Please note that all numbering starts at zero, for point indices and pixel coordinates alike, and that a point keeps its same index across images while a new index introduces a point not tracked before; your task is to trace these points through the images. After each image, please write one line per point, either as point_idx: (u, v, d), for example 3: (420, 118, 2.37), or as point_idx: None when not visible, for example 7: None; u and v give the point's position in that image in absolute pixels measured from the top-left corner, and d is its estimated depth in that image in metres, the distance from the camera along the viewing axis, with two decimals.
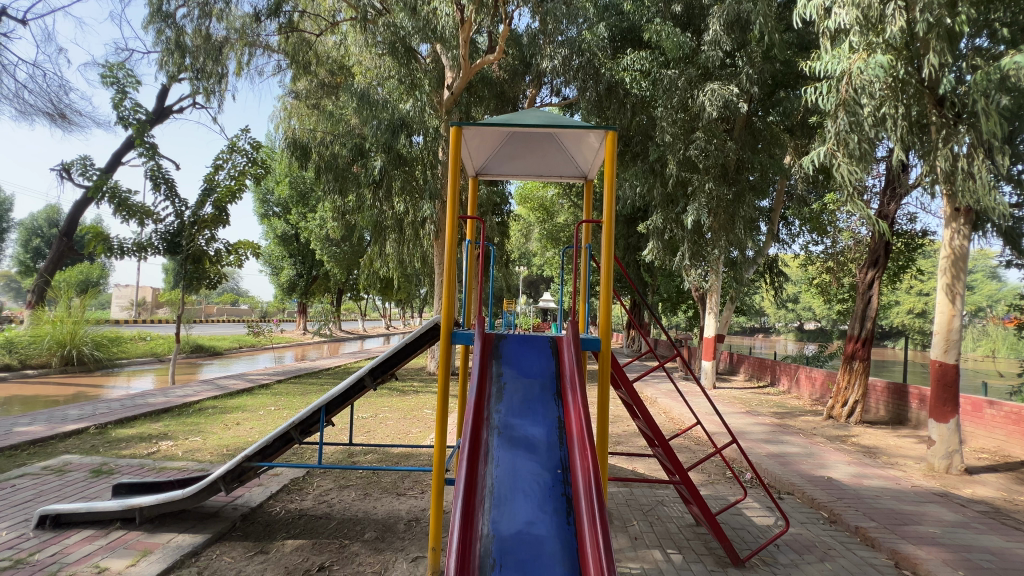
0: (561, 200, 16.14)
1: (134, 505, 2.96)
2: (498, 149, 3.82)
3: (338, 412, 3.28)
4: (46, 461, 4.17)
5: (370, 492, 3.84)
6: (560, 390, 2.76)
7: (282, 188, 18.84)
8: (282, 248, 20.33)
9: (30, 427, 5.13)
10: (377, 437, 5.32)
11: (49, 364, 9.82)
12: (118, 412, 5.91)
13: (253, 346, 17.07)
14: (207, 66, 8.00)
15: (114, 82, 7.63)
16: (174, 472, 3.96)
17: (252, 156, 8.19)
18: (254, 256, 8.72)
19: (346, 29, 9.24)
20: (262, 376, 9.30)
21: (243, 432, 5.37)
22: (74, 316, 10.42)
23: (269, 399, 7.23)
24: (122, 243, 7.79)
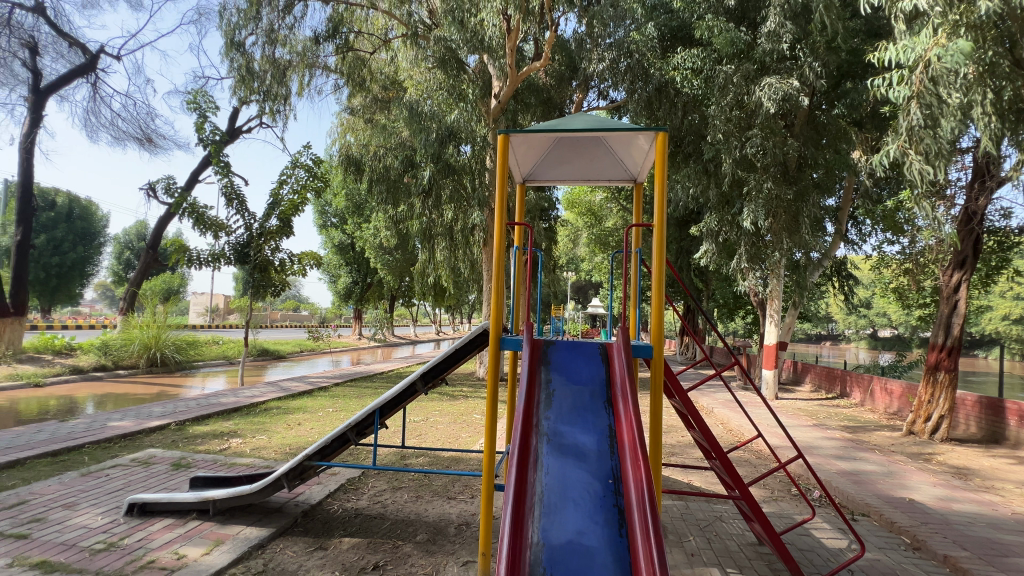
0: (611, 203, 15.88)
1: (208, 497, 3.17)
2: (545, 155, 3.82)
3: (391, 415, 3.37)
4: (134, 454, 4.58)
5: (422, 494, 3.92)
6: (611, 397, 2.71)
7: (339, 200, 19.77)
8: (339, 257, 21.35)
9: (122, 422, 5.66)
10: (428, 440, 5.44)
11: (137, 365, 10.82)
12: (195, 410, 6.40)
13: (314, 350, 17.98)
14: (273, 88, 8.57)
15: (196, 107, 8.35)
16: (243, 468, 4.23)
17: (313, 171, 8.67)
18: (315, 266, 9.22)
19: (398, 45, 9.60)
20: (321, 379, 9.76)
21: (303, 432, 5.66)
22: (158, 321, 11.42)
23: (327, 401, 7.57)
24: (200, 254, 8.45)
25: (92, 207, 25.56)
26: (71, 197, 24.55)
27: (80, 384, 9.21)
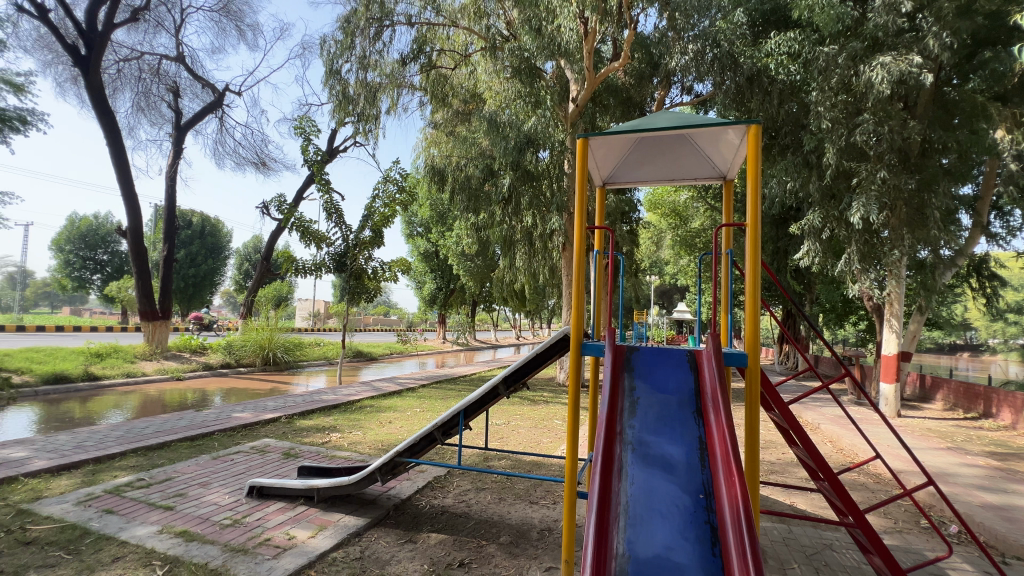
0: (697, 203, 15.07)
1: (313, 485, 3.47)
2: (627, 156, 3.73)
3: (475, 416, 3.46)
4: (253, 442, 5.15)
5: (505, 496, 3.97)
6: (701, 408, 2.56)
7: (425, 210, 20.82)
8: (425, 265, 22.48)
9: (243, 413, 6.42)
10: (510, 444, 5.51)
11: (254, 363, 12.20)
12: (301, 405, 7.06)
13: (402, 353, 19.03)
14: (365, 110, 9.28)
15: (302, 132, 9.28)
16: (341, 461, 4.58)
17: (401, 185, 9.23)
18: (404, 273, 9.78)
19: (477, 59, 9.93)
20: (409, 381, 10.29)
21: (394, 430, 6.00)
22: (270, 324, 12.78)
23: (415, 401, 7.97)
24: (305, 263, 9.34)
25: (220, 225, 29.43)
26: (204, 217, 28.48)
27: (211, 379, 10.58)
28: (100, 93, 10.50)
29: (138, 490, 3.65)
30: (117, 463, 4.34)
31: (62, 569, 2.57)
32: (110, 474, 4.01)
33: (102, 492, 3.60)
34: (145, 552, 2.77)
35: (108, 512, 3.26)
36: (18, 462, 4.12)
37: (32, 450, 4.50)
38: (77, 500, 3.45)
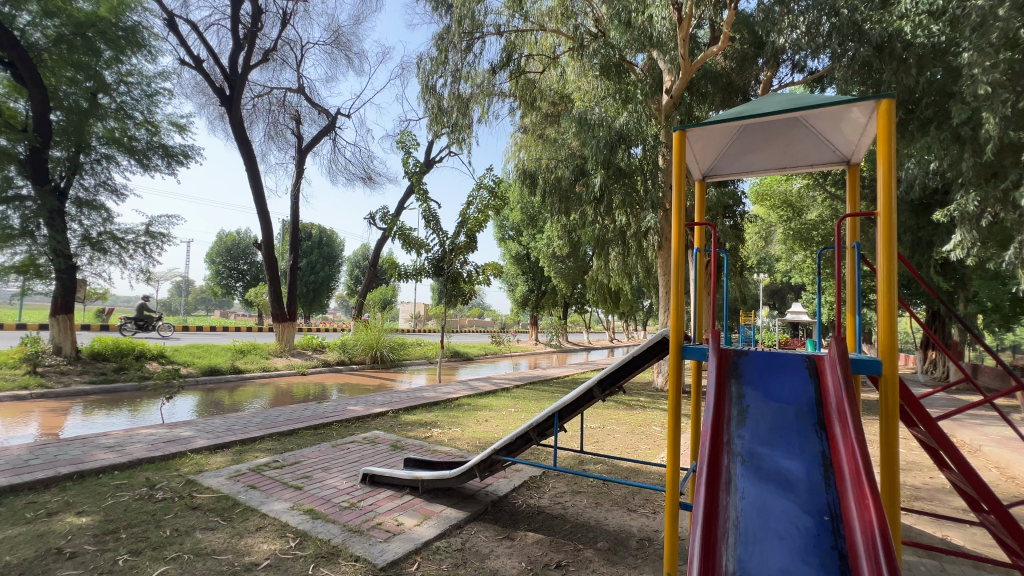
0: (813, 191, 13.55)
1: (418, 476, 3.69)
2: (729, 146, 3.48)
3: (570, 418, 3.44)
4: (365, 433, 5.63)
5: (601, 501, 3.90)
6: (823, 420, 2.29)
7: (516, 213, 21.21)
8: (516, 267, 22.90)
9: (357, 407, 7.04)
10: (606, 448, 5.39)
11: (364, 361, 13.34)
12: (406, 401, 7.57)
13: (496, 353, 19.55)
14: (459, 120, 9.74)
15: (403, 146, 9.97)
16: (443, 455, 4.83)
17: (493, 190, 9.51)
18: (497, 275, 10.05)
19: (566, 60, 9.91)
20: (503, 381, 10.53)
21: (490, 428, 6.19)
22: (378, 325, 13.89)
23: (510, 401, 8.15)
24: (407, 268, 10.01)
25: (334, 236, 32.68)
26: (321, 229, 31.83)
27: (329, 374, 11.76)
28: (239, 126, 12.21)
29: (274, 470, 4.18)
30: (257, 445, 5.00)
31: (219, 532, 3.02)
32: (252, 454, 4.63)
33: (247, 469, 4.17)
34: (281, 525, 3.16)
35: (252, 487, 3.76)
36: (186, 440, 4.93)
37: (195, 430, 5.36)
38: (229, 475, 4.03)
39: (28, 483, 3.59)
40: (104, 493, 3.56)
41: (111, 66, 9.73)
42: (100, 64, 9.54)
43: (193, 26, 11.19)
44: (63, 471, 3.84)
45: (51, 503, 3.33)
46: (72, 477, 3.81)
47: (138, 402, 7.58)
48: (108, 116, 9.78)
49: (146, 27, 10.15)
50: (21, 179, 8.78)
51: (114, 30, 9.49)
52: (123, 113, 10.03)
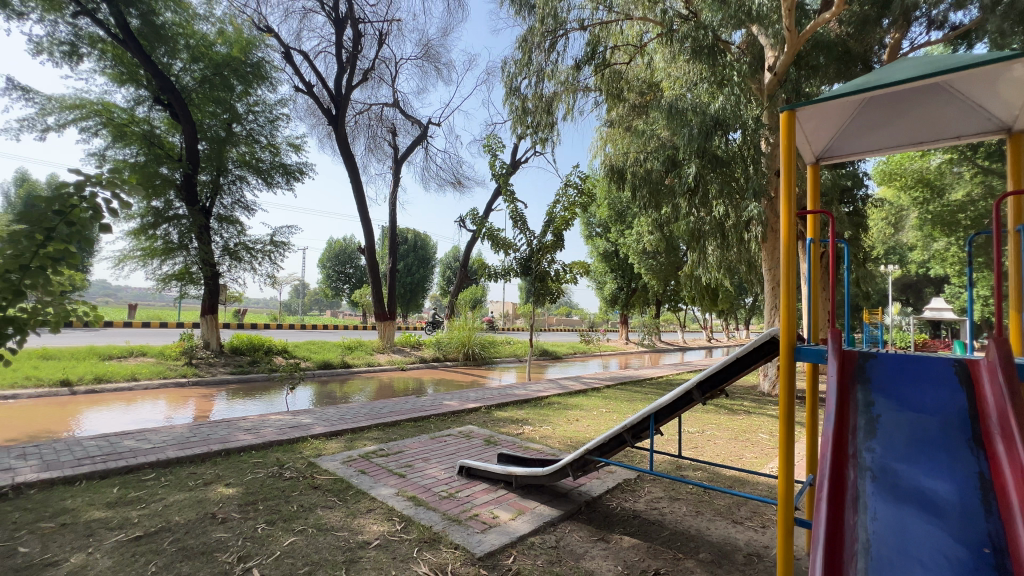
0: (958, 167, 11.57)
1: (511, 472, 3.77)
2: (849, 122, 3.09)
3: (667, 421, 3.30)
4: (460, 428, 5.89)
5: (702, 510, 3.68)
6: (980, 437, 1.93)
7: (603, 210, 20.80)
8: (604, 264, 22.44)
9: (451, 402, 7.38)
10: (706, 454, 5.08)
11: (457, 358, 13.93)
12: (497, 398, 7.78)
13: (585, 352, 19.31)
14: (543, 120, 9.81)
15: (490, 149, 10.23)
16: (535, 452, 4.89)
17: (580, 187, 9.40)
18: (585, 274, 9.92)
19: (654, 46, 9.50)
20: (593, 380, 10.37)
21: (581, 428, 6.14)
22: (469, 324, 14.42)
23: (601, 401, 8.01)
24: (496, 269, 10.25)
25: (427, 239, 34.55)
26: (416, 233, 33.81)
27: (426, 370, 12.46)
28: (344, 142, 13.37)
29: (381, 458, 4.53)
30: (365, 434, 5.45)
31: (336, 511, 3.34)
32: (362, 442, 5.06)
33: (357, 456, 4.56)
34: (388, 509, 3.41)
35: (362, 472, 4.11)
36: (307, 427, 5.52)
37: (314, 418, 5.98)
38: (343, 459, 4.44)
39: (188, 456, 4.26)
40: (245, 469, 4.10)
41: (242, 98, 11.20)
42: (233, 97, 11.01)
43: (305, 56, 12.49)
44: (214, 448, 4.50)
45: (205, 475, 3.92)
46: (221, 453, 4.45)
47: (268, 391, 8.63)
48: (240, 143, 11.29)
49: (268, 62, 11.58)
50: (179, 203, 10.38)
51: (242, 66, 10.97)
52: (251, 138, 11.51)
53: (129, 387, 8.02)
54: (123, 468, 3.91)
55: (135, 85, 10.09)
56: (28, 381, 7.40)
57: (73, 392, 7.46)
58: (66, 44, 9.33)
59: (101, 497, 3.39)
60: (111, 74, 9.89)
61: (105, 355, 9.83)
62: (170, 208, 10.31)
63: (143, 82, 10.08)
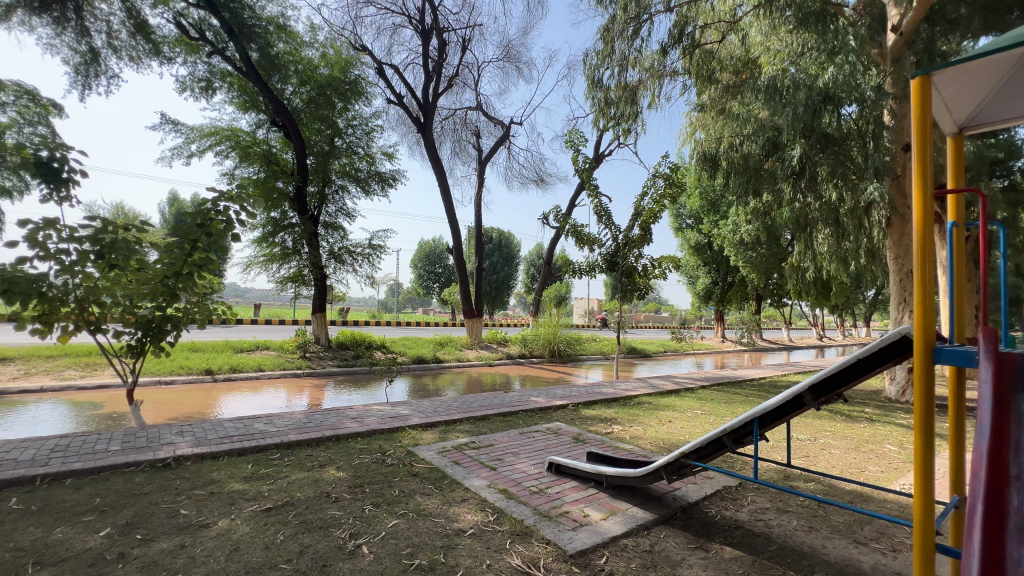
0: None
1: (601, 471, 3.70)
2: (1003, 83, 2.59)
3: (774, 426, 3.03)
4: (548, 424, 5.93)
5: (817, 526, 3.34)
6: None
7: (693, 200, 19.69)
8: (697, 258, 21.22)
9: (539, 398, 7.44)
10: (820, 465, 4.60)
11: (543, 355, 14.01)
12: (584, 395, 7.70)
13: (676, 351, 18.41)
14: (627, 110, 9.51)
15: (572, 144, 10.14)
16: (625, 453, 4.77)
17: (670, 177, 8.97)
18: (675, 268, 9.45)
19: (750, 20, 8.77)
20: (686, 380, 9.85)
21: (675, 430, 5.86)
22: (554, 321, 14.45)
23: (695, 402, 7.60)
24: (580, 265, 10.14)
25: (511, 238, 35.18)
26: (501, 233, 34.56)
27: (512, 366, 12.71)
28: (432, 148, 14.03)
29: (473, 450, 4.70)
30: (458, 427, 5.69)
31: (433, 498, 3.53)
32: (455, 434, 5.29)
33: (451, 447, 4.78)
34: (481, 500, 3.53)
35: (456, 463, 4.30)
36: (405, 418, 5.89)
37: (411, 410, 6.36)
38: (438, 450, 4.69)
39: (306, 439, 4.75)
40: (353, 454, 4.49)
41: (342, 114, 12.24)
42: (335, 113, 12.05)
43: (396, 69, 13.31)
44: (326, 433, 4.98)
45: (320, 457, 4.35)
46: (332, 439, 4.91)
47: (370, 383, 9.36)
48: (342, 155, 12.32)
49: (364, 78, 12.53)
50: (292, 212, 11.59)
51: (342, 85, 11.98)
52: (351, 150, 12.53)
53: (257, 376, 9.15)
54: (254, 447, 4.47)
55: (256, 111, 11.43)
56: (182, 369, 8.75)
57: (214, 380, 8.67)
58: (203, 80, 10.86)
59: (238, 472, 3.90)
60: (237, 103, 11.31)
61: (237, 348, 11.30)
62: (286, 218, 11.56)
63: (262, 107, 11.38)
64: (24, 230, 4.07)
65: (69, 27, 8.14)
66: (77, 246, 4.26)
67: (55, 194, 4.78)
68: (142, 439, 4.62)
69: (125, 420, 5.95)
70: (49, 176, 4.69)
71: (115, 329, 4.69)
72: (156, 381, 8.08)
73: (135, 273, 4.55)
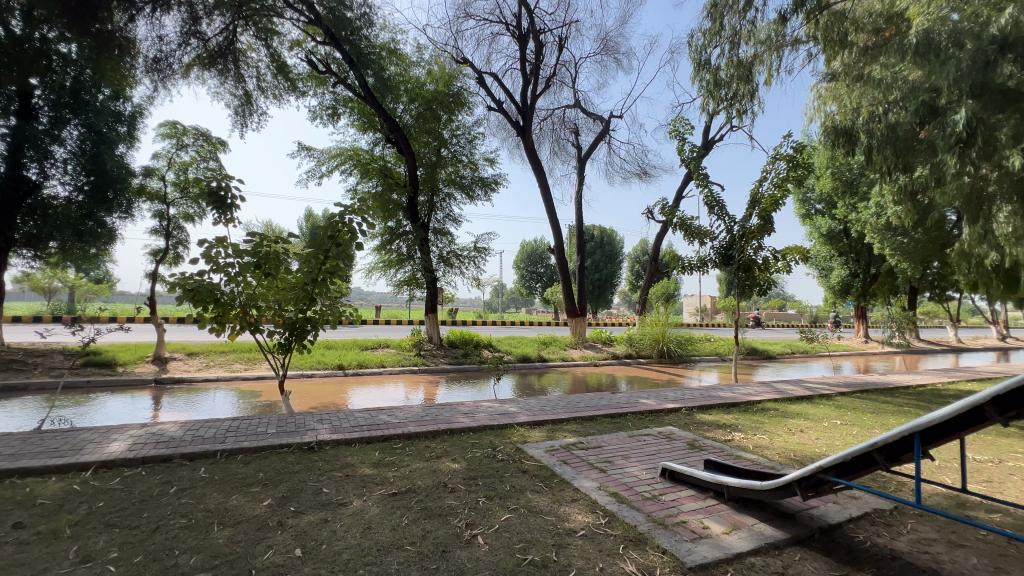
0: None
1: (721, 481, 3.42)
2: None
3: (941, 443, 2.54)
4: (660, 428, 5.66)
5: (1007, 568, 2.74)
6: None
7: (825, 182, 17.39)
8: (829, 247, 18.76)
9: (648, 400, 7.14)
10: (1006, 493, 3.78)
11: (651, 355, 13.44)
12: (699, 399, 7.22)
13: (807, 352, 16.45)
14: (740, 89, 8.79)
15: (677, 133, 9.56)
16: (749, 463, 4.37)
17: (795, 159, 8.04)
18: (802, 260, 8.44)
19: None
20: (820, 386, 8.76)
21: (808, 441, 5.24)
22: (662, 320, 13.77)
23: (833, 411, 6.71)
24: (690, 260, 9.53)
25: (614, 235, 34.36)
26: (602, 231, 33.86)
27: (619, 367, 12.36)
28: (532, 150, 14.20)
29: (581, 450, 4.67)
30: (565, 426, 5.69)
31: (543, 496, 3.57)
32: (563, 434, 5.30)
33: (559, 446, 4.80)
34: (591, 501, 3.49)
35: (565, 463, 4.30)
36: (513, 415, 6.04)
37: (519, 408, 6.51)
38: (546, 448, 4.73)
39: (424, 432, 5.10)
40: (466, 448, 4.72)
41: (447, 125, 12.97)
42: (441, 125, 12.83)
43: (495, 76, 13.70)
44: (441, 426, 5.31)
45: (437, 449, 4.64)
46: (447, 432, 5.21)
47: (479, 380, 9.77)
48: (447, 164, 13.04)
49: (466, 89, 13.13)
50: (406, 221, 12.56)
51: (447, 98, 12.68)
52: (456, 159, 13.22)
53: (380, 372, 10.07)
54: (381, 437, 4.91)
55: (374, 130, 12.59)
56: (320, 364, 9.96)
57: (345, 374, 9.73)
58: (330, 108, 12.23)
59: (368, 458, 4.32)
60: (357, 125, 12.55)
61: (363, 346, 12.54)
62: (400, 226, 12.55)
63: (378, 126, 12.51)
64: (203, 248, 4.94)
65: (229, 76, 9.70)
66: (240, 259, 5.06)
67: (223, 217, 5.73)
68: (292, 424, 5.35)
69: (279, 407, 6.94)
70: (219, 203, 5.63)
71: (269, 329, 5.46)
72: (300, 373, 9.31)
73: (281, 281, 5.26)
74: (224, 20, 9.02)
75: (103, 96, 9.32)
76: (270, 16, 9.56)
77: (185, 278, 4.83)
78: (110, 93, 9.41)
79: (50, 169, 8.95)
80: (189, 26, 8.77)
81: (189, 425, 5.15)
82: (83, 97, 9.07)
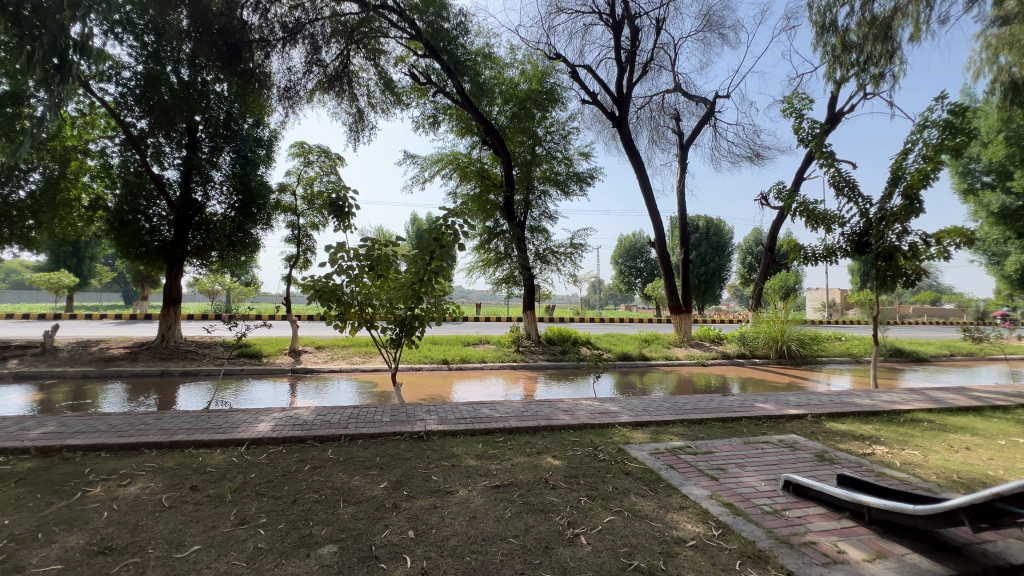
0: None
1: (860, 500, 2.95)
2: None
3: None
4: (781, 436, 5.11)
5: None
6: None
7: (996, 149, 14.00)
8: (1003, 228, 15.52)
9: (766, 405, 6.50)
10: None
11: (768, 355, 12.25)
12: (828, 406, 6.40)
13: (972, 355, 13.80)
14: (875, 50, 7.67)
15: (793, 110, 8.53)
16: (895, 483, 3.77)
17: (952, 125, 6.77)
18: (965, 244, 7.06)
19: None
20: (993, 395, 7.26)
21: (977, 460, 4.37)
22: (781, 316, 12.46)
23: (1013, 427, 5.51)
24: (814, 250, 8.48)
25: (722, 224, 31.99)
26: (708, 221, 31.59)
27: (731, 367, 11.45)
28: (629, 140, 13.70)
29: (689, 455, 4.38)
30: (671, 429, 5.39)
31: (648, 500, 3.41)
32: (668, 437, 5.03)
33: (665, 449, 4.56)
34: (702, 510, 3.26)
35: (671, 467, 4.07)
36: (613, 414, 5.87)
37: (621, 407, 6.33)
38: (650, 451, 4.53)
39: (524, 428, 5.18)
40: (566, 445, 4.69)
41: (541, 122, 13.06)
42: (535, 124, 12.97)
43: (589, 69, 13.41)
44: (541, 423, 5.34)
45: (537, 444, 4.67)
46: (547, 429, 5.23)
47: (577, 378, 9.68)
48: (542, 162, 13.12)
49: (559, 85, 13.07)
50: (503, 220, 12.86)
51: (540, 95, 12.77)
52: (551, 156, 13.25)
53: (481, 367, 10.45)
54: (484, 430, 5.09)
55: (471, 134, 13.07)
56: (427, 359, 10.63)
57: (450, 368, 10.27)
58: (431, 117, 12.96)
59: (472, 450, 4.50)
60: (456, 130, 13.13)
61: (466, 342, 13.14)
62: (498, 226, 12.89)
63: (475, 130, 12.95)
64: (328, 253, 5.52)
65: (345, 96, 10.68)
66: (358, 262, 5.56)
67: (342, 224, 6.33)
68: (404, 414, 5.77)
69: (392, 397, 7.53)
70: (338, 212, 6.22)
71: (382, 326, 5.89)
72: (410, 366, 10.03)
73: (391, 281, 5.66)
74: (339, 46, 10.01)
75: (248, 125, 10.75)
76: (377, 37, 10.32)
77: (313, 281, 5.44)
78: (252, 122, 10.88)
79: (211, 192, 10.65)
80: (312, 56, 9.87)
81: (318, 410, 5.79)
82: (234, 128, 10.56)
